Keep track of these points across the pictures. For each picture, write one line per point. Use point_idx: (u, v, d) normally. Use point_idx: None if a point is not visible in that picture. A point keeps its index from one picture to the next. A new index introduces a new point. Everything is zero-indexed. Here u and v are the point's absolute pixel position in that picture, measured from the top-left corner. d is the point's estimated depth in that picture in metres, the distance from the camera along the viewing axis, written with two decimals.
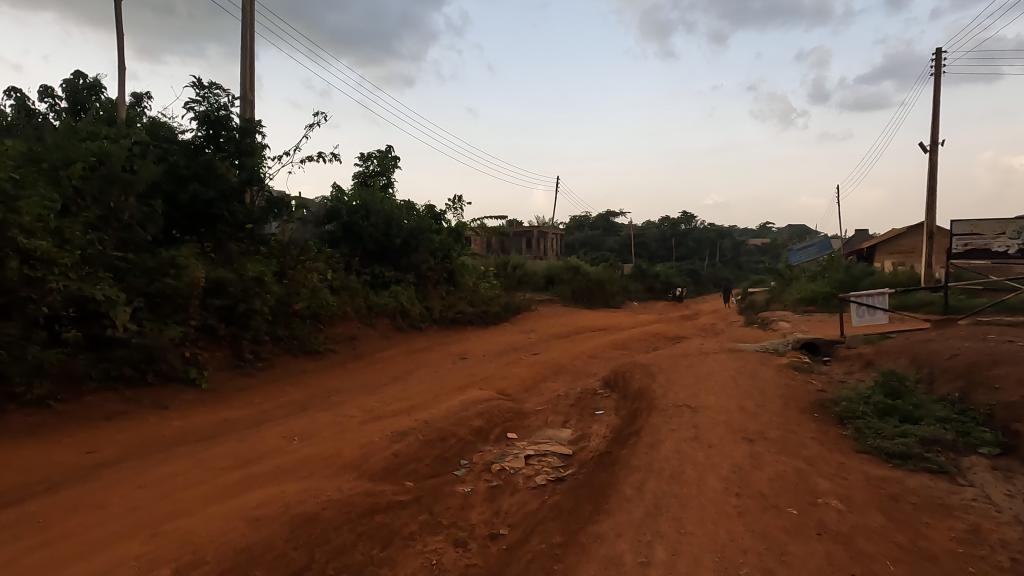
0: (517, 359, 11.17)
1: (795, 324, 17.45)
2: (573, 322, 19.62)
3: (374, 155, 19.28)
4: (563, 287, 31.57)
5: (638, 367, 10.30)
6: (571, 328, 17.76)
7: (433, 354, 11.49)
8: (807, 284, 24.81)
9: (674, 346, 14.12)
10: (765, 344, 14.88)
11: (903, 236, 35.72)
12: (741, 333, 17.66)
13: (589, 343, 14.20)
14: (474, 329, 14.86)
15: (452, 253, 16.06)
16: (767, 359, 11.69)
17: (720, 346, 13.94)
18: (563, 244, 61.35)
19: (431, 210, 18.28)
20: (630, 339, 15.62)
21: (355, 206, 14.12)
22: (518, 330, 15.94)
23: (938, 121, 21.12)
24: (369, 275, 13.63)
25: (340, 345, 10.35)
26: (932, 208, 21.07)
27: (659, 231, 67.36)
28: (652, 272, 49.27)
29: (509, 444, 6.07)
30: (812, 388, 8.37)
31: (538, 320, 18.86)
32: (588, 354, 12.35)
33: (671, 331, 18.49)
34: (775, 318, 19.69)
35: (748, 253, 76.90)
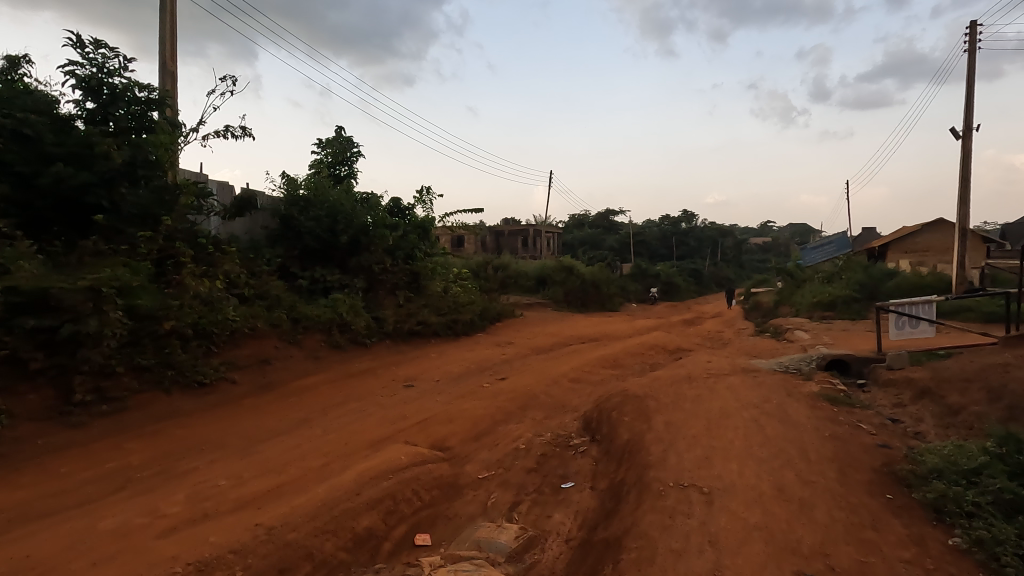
0: (477, 387, 8.84)
1: (816, 335, 15.07)
2: (561, 331, 17.25)
3: (331, 141, 16.90)
4: (555, 289, 29.25)
5: (629, 400, 7.93)
6: (557, 340, 15.35)
7: (373, 380, 9.15)
8: (822, 286, 22.44)
9: (676, 364, 11.74)
10: (785, 361, 12.50)
11: (919, 233, 33.38)
12: (754, 345, 15.26)
13: (574, 361, 11.81)
14: (438, 344, 12.49)
15: (415, 253, 13.71)
16: (793, 384, 9.33)
17: (731, 364, 11.57)
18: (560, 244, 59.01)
19: (396, 204, 15.95)
20: (625, 355, 13.23)
21: (295, 197, 11.96)
22: (492, 344, 13.57)
23: (972, 103, 18.77)
24: (305, 280, 11.30)
25: (242, 373, 8.01)
26: (967, 203, 18.73)
27: (660, 230, 64.94)
28: (652, 272, 46.93)
29: (408, 568, 3.77)
30: (869, 441, 6.02)
31: (520, 330, 16.49)
32: (570, 378, 9.98)
33: (673, 342, 16.11)
34: (790, 326, 17.34)
35: (751, 252, 74.49)
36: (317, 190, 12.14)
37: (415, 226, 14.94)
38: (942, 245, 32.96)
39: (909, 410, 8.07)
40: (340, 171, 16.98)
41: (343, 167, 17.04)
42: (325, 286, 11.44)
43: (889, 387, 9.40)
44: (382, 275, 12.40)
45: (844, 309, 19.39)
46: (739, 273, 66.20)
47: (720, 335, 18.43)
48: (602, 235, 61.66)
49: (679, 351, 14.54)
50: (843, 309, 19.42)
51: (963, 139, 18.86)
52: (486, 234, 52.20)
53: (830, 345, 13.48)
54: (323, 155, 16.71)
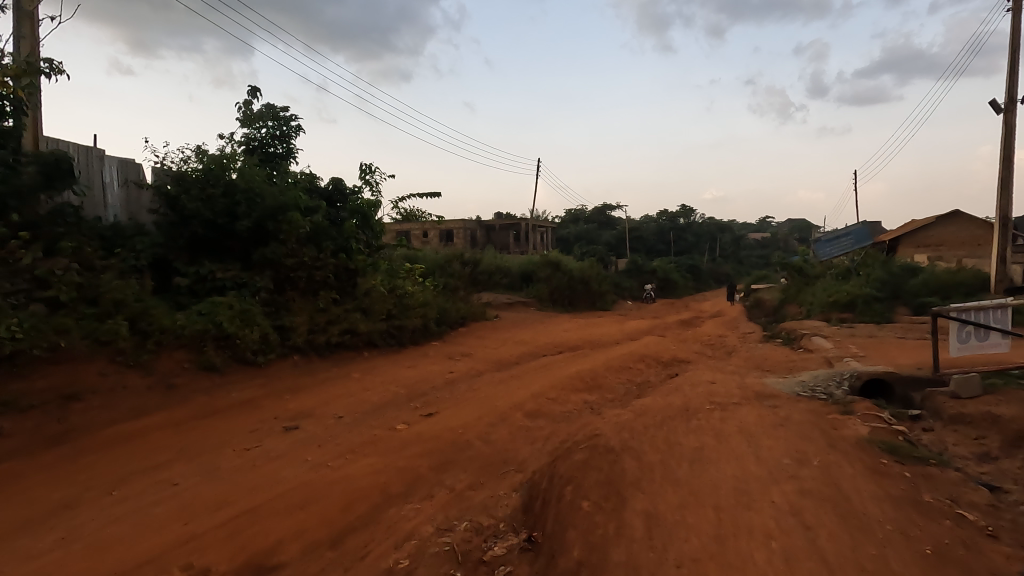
0: (386, 431, 6.23)
1: (840, 345, 12.51)
2: (535, 337, 14.62)
3: (257, 113, 14.13)
4: (540, 286, 26.62)
5: (598, 457, 5.32)
6: (527, 350, 12.73)
7: (243, 419, 6.53)
8: (836, 284, 19.88)
9: (671, 387, 9.12)
10: (808, 380, 9.91)
11: (932, 227, 30.98)
12: (766, 356, 12.66)
13: (540, 382, 9.19)
14: (369, 361, 9.86)
15: (348, 245, 11.07)
16: (831, 423, 6.75)
17: (741, 386, 8.98)
18: (552, 238, 56.48)
19: (338, 185, 13.32)
20: (608, 370, 10.62)
21: (183, 173, 9.39)
22: (442, 359, 10.94)
23: (1017, 71, 16.17)
24: (185, 277, 8.63)
25: (21, 419, 5.37)
26: (1009, 188, 16.17)
27: (656, 224, 62.31)
28: (648, 268, 44.38)
29: None
30: (1002, 569, 3.46)
31: (485, 336, 13.86)
32: (524, 411, 7.36)
33: (668, 351, 13.47)
34: (805, 331, 14.76)
35: (750, 249, 72.05)
36: (215, 166, 9.49)
37: (354, 213, 12.30)
38: (958, 239, 30.52)
39: (1009, 472, 5.53)
40: (276, 149, 14.34)
41: (279, 145, 14.39)
42: (213, 285, 8.77)
43: (963, 428, 6.84)
44: (296, 272, 9.73)
45: (865, 310, 16.84)
46: (738, 270, 63.76)
47: (723, 341, 15.84)
48: (597, 229, 58.92)
49: (676, 365, 11.94)
50: (864, 310, 16.86)
51: (1004, 113, 16.29)
52: (474, 227, 49.48)
53: (862, 358, 10.89)
54: (252, 131, 14.00)
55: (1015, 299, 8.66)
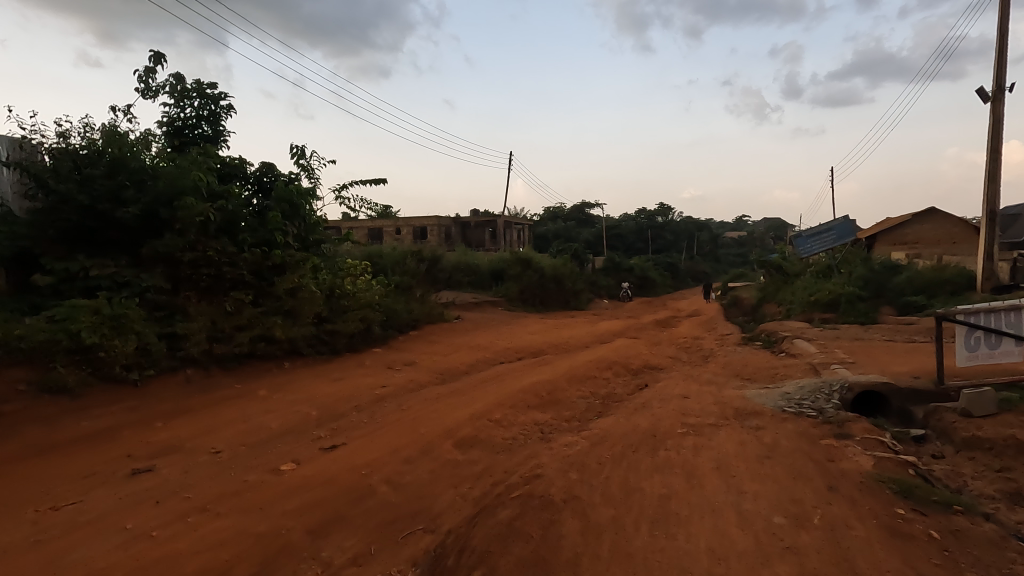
0: (264, 475, 4.79)
1: (825, 349, 11.42)
2: (495, 341, 13.27)
3: (181, 89, 12.65)
4: (510, 284, 25.26)
5: (532, 516, 3.99)
6: (483, 356, 11.38)
7: (82, 458, 5.04)
8: (818, 282, 18.91)
9: (637, 403, 7.85)
10: (794, 391, 8.73)
11: (908, 224, 30.46)
12: (745, 362, 11.51)
13: (486, 397, 7.83)
14: (287, 374, 8.39)
15: (269, 237, 9.53)
16: (828, 453, 5.52)
17: (718, 401, 7.74)
18: (529, 236, 55.28)
19: (270, 170, 11.78)
20: (568, 381, 9.30)
21: (53, 151, 7.77)
22: (380, 369, 9.52)
23: (1005, 57, 15.30)
24: (49, 275, 7.08)
25: None
26: (996, 181, 15.32)
27: (634, 222, 61.43)
28: (625, 266, 43.32)
29: None
30: None
31: (437, 341, 12.45)
32: (456, 440, 5.99)
33: (639, 357, 12.25)
34: (786, 333, 13.66)
35: (728, 247, 71.78)
36: (96, 141, 7.88)
37: (282, 201, 10.72)
38: (934, 237, 30.05)
39: None
40: (203, 130, 12.87)
41: (205, 126, 12.94)
42: (85, 285, 7.22)
43: (981, 457, 5.68)
44: (198, 268, 8.18)
45: (848, 310, 15.86)
46: (715, 268, 63.37)
47: (699, 344, 14.69)
48: (575, 226, 57.82)
49: (646, 373, 10.70)
50: (847, 310, 15.90)
51: (992, 102, 15.41)
52: (449, 224, 47.94)
53: (851, 364, 9.78)
54: (174, 110, 12.52)
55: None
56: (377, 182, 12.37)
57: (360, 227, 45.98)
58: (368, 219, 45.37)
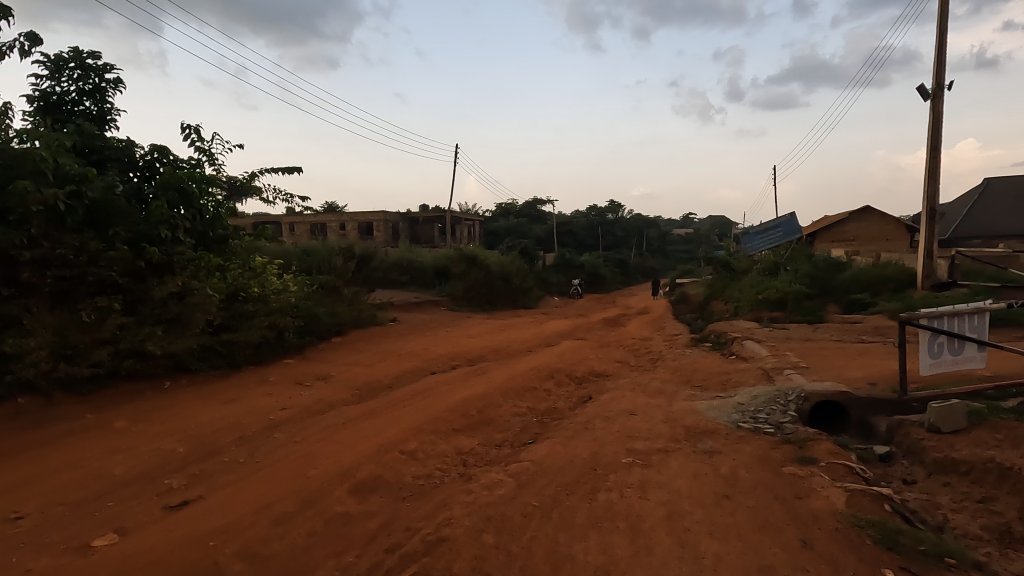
0: (67, 557, 3.52)
1: (777, 352, 10.85)
2: (429, 347, 12.09)
3: (56, 61, 10.82)
4: (454, 283, 24.02)
5: None
6: (411, 365, 10.20)
7: None
8: (765, 280, 18.65)
9: (578, 423, 6.90)
10: (748, 401, 8.00)
11: (845, 222, 31.16)
12: (695, 367, 10.83)
13: (404, 421, 6.68)
14: (163, 398, 6.98)
15: (149, 231, 8.01)
16: (793, 488, 4.71)
17: (667, 418, 6.90)
18: (479, 232, 54.02)
19: (163, 154, 10.12)
20: (503, 395, 8.26)
21: None
22: (286, 385, 8.21)
23: (944, 56, 15.31)
24: None
25: None
26: (935, 178, 15.34)
27: (584, 219, 61.23)
28: (575, 263, 42.78)
29: None
30: None
31: (363, 349, 11.15)
32: (353, 484, 4.84)
33: (584, 362, 11.36)
34: (736, 334, 13.11)
35: (675, 244, 72.82)
36: None
37: (170, 187, 9.12)
38: (869, 234, 30.93)
39: None
40: (87, 107, 11.03)
41: (88, 102, 11.07)
42: None
43: (958, 483, 5.02)
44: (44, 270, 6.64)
45: (795, 308, 15.60)
46: (664, 265, 64.16)
47: (648, 346, 14.01)
48: (526, 222, 57.07)
49: (591, 382, 9.82)
50: (794, 309, 15.62)
51: (932, 99, 15.40)
52: (396, 220, 46.16)
53: (804, 369, 9.19)
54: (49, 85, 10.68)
55: (995, 300, 6.94)
56: (290, 166, 10.80)
57: (301, 223, 43.63)
58: (309, 214, 43.08)
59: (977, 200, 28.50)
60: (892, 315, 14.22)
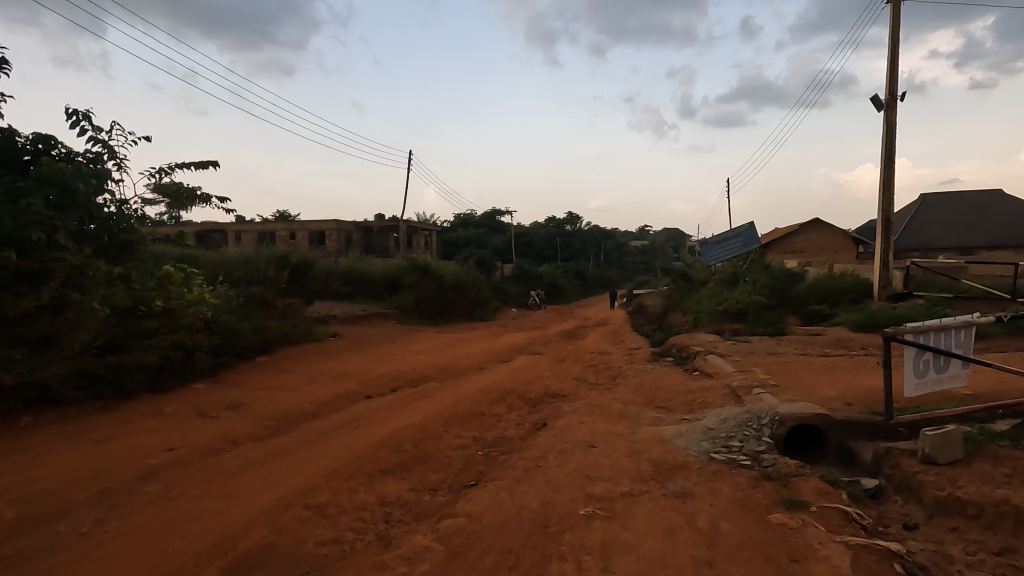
0: None
1: (743, 368, 10.19)
2: (368, 365, 10.88)
3: None
4: (405, 295, 22.74)
5: None
6: (344, 389, 9.00)
7: None
8: (724, 291, 18.25)
9: (530, 457, 5.91)
10: (718, 426, 7.23)
11: (796, 233, 31.60)
12: (658, 385, 10.04)
13: (320, 461, 5.52)
14: (15, 439, 5.62)
15: (13, 233, 6.65)
16: (786, 547, 3.87)
17: (631, 450, 6.01)
18: (435, 242, 52.70)
19: (51, 146, 8.59)
20: (446, 423, 7.18)
21: None
22: (185, 417, 6.90)
23: (896, 67, 15.33)
24: None
25: None
26: (890, 188, 15.27)
27: (543, 230, 60.86)
28: (533, 273, 42.07)
29: None
30: None
31: (290, 369, 9.85)
32: (229, 564, 3.67)
33: (539, 381, 10.41)
34: (699, 348, 12.47)
35: (632, 255, 73.38)
36: None
37: (47, 182, 7.37)
38: (819, 246, 31.50)
39: None
40: None
41: None
42: None
43: (968, 529, 4.30)
44: None
45: (756, 320, 15.16)
46: (620, 276, 64.47)
47: (607, 361, 13.20)
48: (484, 232, 56.17)
49: (546, 405, 8.86)
50: (755, 320, 15.18)
51: (886, 110, 15.37)
52: (349, 228, 44.42)
53: (775, 387, 8.51)
54: None
55: (981, 314, 6.37)
56: (204, 160, 9.37)
57: (247, 230, 41.35)
58: (255, 222, 40.89)
59: (918, 214, 29.40)
60: (852, 327, 13.92)
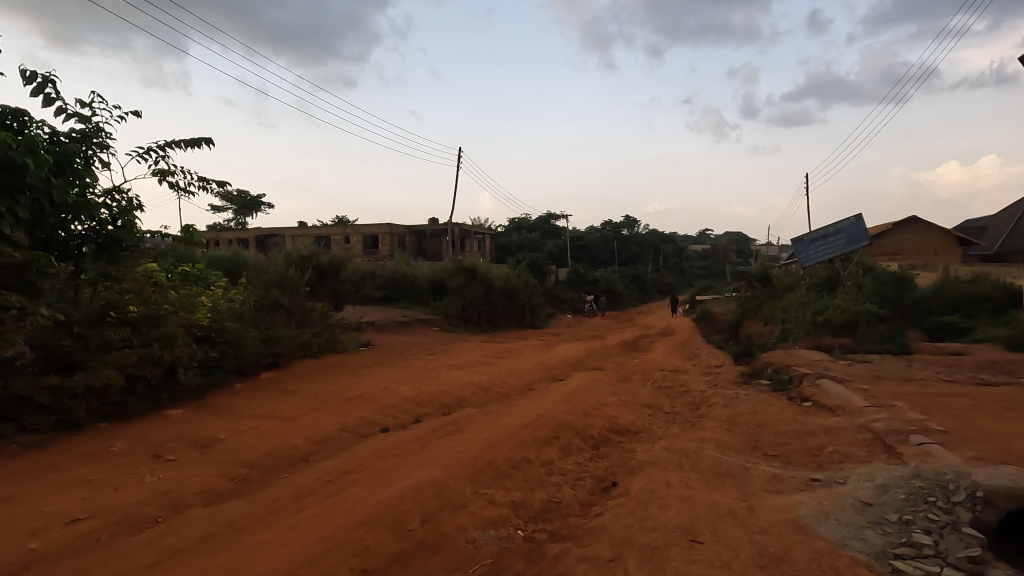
0: None
1: (877, 401, 7.62)
2: (393, 384, 9.06)
3: None
4: (451, 299, 21.01)
5: None
6: (357, 418, 7.18)
7: None
8: (820, 298, 15.35)
9: (595, 556, 3.79)
10: (876, 498, 4.87)
11: (888, 234, 27.74)
12: (760, 421, 7.64)
13: (271, 556, 3.61)
14: None
15: None
16: None
17: (759, 551, 3.79)
18: (488, 246, 51.19)
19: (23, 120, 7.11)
20: (475, 480, 5.19)
21: None
22: (133, 460, 5.22)
23: None
24: None
25: None
26: None
27: (599, 234, 58.26)
28: (589, 278, 39.71)
29: None
30: None
31: (296, 390, 8.15)
32: None
33: (602, 409, 8.24)
34: (803, 370, 9.89)
35: (693, 260, 69.42)
36: None
37: None
38: (915, 247, 27.52)
39: None
40: None
41: None
42: None
43: None
44: None
45: (868, 332, 12.33)
46: (680, 281, 60.83)
47: (683, 382, 10.82)
48: (538, 236, 54.21)
49: (613, 449, 6.69)
50: (867, 333, 12.35)
51: None
52: (402, 232, 43.55)
53: (943, 436, 5.99)
54: None
55: None
56: (192, 137, 7.85)
57: (302, 235, 41.31)
58: (310, 225, 40.70)
59: None
60: (1003, 344, 10.90)
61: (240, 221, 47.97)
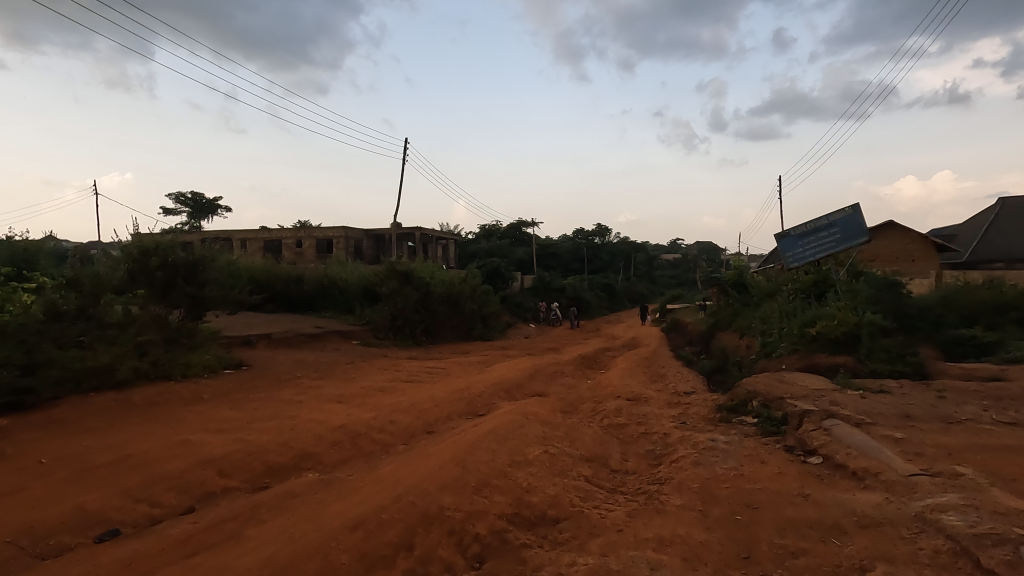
0: None
1: (929, 465, 4.93)
2: (205, 434, 6.01)
3: None
4: (381, 308, 17.88)
5: None
6: (69, 513, 4.13)
7: None
8: (807, 305, 12.83)
9: None
10: None
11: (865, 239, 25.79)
12: (751, 498, 4.86)
13: None
14: None
15: None
16: None
17: None
18: (453, 252, 48.25)
19: None
20: None
21: None
22: None
23: None
24: None
25: None
26: None
27: (569, 242, 55.85)
28: (556, 285, 37.11)
29: None
30: None
31: (17, 452, 5.05)
32: None
33: (511, 475, 5.35)
34: (802, 403, 7.18)
35: (664, 268, 67.67)
36: None
37: None
38: (892, 254, 25.62)
39: None
40: None
41: None
42: None
43: None
44: None
45: (872, 350, 9.81)
46: (651, 291, 58.87)
47: (641, 419, 8.04)
48: (506, 242, 51.48)
49: (503, 569, 3.80)
50: (870, 350, 9.83)
51: None
52: (359, 236, 40.25)
53: None
54: None
55: None
56: None
57: (251, 238, 37.86)
58: (259, 229, 37.19)
59: None
60: None
61: (192, 223, 44.06)
